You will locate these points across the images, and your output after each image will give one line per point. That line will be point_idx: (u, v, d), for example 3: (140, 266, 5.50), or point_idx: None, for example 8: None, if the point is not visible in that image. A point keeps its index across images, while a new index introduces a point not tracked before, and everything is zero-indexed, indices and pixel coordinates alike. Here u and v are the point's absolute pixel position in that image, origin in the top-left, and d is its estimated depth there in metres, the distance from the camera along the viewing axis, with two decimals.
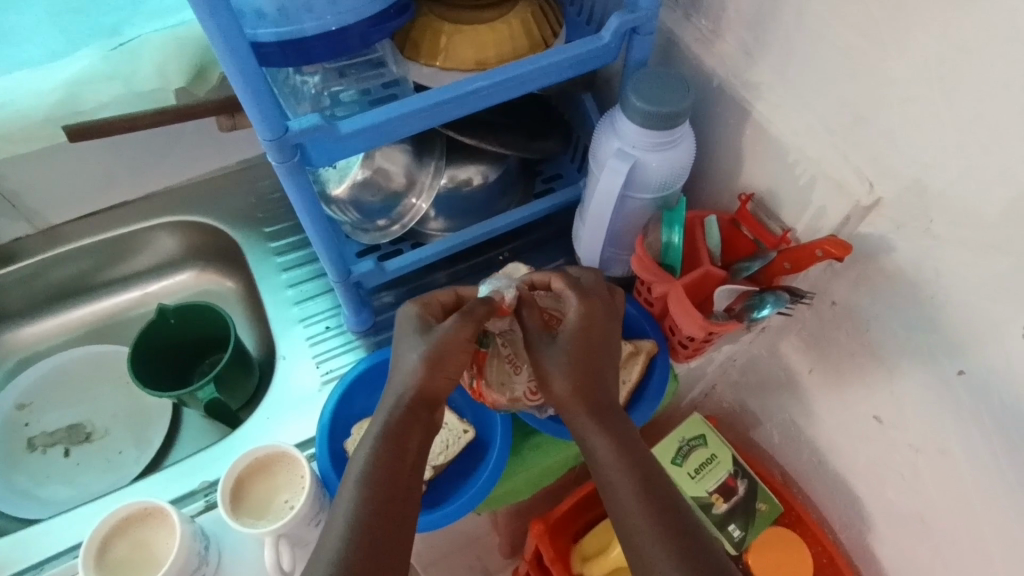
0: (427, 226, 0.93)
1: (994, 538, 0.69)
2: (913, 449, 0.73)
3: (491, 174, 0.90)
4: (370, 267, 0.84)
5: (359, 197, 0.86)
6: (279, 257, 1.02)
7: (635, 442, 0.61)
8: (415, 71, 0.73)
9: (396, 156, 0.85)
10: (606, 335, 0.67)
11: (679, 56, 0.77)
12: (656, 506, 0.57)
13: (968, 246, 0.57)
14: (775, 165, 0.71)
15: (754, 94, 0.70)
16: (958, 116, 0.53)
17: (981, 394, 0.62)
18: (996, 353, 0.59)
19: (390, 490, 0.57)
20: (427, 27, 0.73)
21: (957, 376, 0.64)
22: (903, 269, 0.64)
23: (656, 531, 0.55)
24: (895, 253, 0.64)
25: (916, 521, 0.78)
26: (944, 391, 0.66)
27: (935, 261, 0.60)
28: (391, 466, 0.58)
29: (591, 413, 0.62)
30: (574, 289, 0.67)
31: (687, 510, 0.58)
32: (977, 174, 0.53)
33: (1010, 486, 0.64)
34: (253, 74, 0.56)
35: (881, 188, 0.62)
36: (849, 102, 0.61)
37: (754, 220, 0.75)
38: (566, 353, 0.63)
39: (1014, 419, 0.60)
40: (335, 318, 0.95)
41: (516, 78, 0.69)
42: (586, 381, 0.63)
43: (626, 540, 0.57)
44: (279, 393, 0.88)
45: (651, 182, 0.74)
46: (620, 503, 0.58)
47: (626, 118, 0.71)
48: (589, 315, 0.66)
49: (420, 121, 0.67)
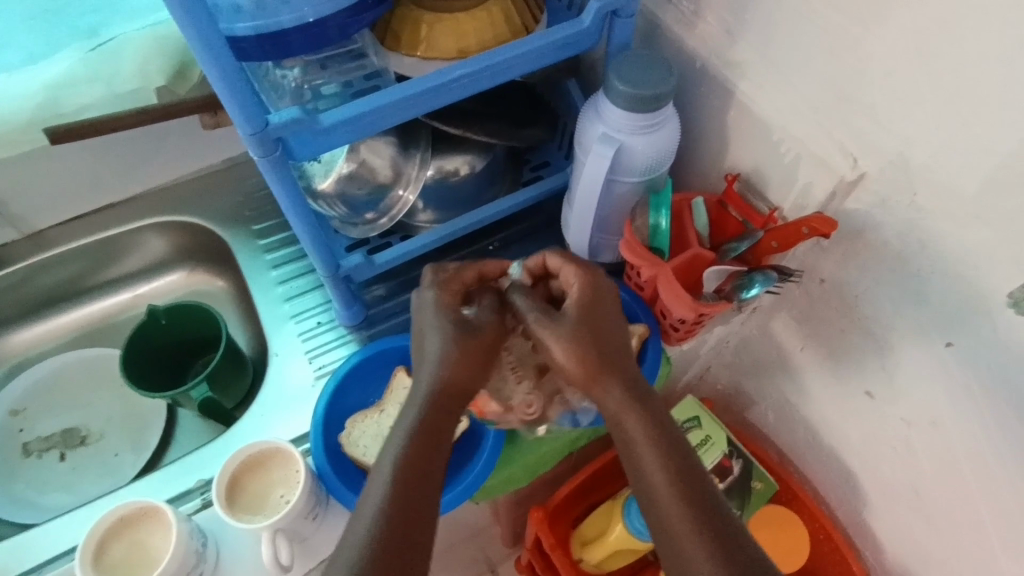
0: (415, 218, 0.93)
1: (987, 508, 0.69)
2: (905, 423, 0.73)
3: (478, 164, 0.90)
4: (359, 261, 0.84)
5: (345, 190, 0.86)
6: (268, 254, 1.02)
7: (664, 418, 0.61)
8: (396, 62, 0.73)
9: (381, 148, 0.84)
10: (609, 312, 0.66)
11: (661, 38, 0.77)
12: (684, 485, 0.58)
13: (952, 220, 0.57)
14: (760, 145, 0.71)
15: (736, 73, 0.70)
16: (939, 90, 0.53)
17: (970, 364, 0.62)
18: (984, 325, 0.59)
19: (412, 484, 0.57)
20: (407, 17, 0.72)
21: (946, 347, 0.64)
22: (889, 243, 0.64)
23: (683, 513, 0.56)
24: (881, 229, 0.64)
25: (909, 494, 0.79)
26: (935, 364, 0.66)
27: (922, 234, 0.60)
28: (415, 464, 0.58)
29: (622, 386, 0.61)
30: (574, 263, 0.68)
31: (716, 493, 0.58)
32: (959, 146, 0.53)
33: (1000, 455, 0.64)
34: (231, 71, 0.56)
35: (866, 162, 0.62)
36: (831, 78, 0.61)
37: (740, 200, 0.74)
38: (579, 327, 0.62)
39: (1002, 387, 0.61)
40: (326, 313, 0.95)
41: (497, 65, 0.69)
42: (603, 355, 0.61)
43: (653, 518, 0.58)
44: (273, 390, 0.88)
45: (636, 166, 0.74)
46: (648, 483, 0.59)
47: (609, 101, 0.71)
48: (592, 286, 0.67)
49: (403, 112, 0.67)
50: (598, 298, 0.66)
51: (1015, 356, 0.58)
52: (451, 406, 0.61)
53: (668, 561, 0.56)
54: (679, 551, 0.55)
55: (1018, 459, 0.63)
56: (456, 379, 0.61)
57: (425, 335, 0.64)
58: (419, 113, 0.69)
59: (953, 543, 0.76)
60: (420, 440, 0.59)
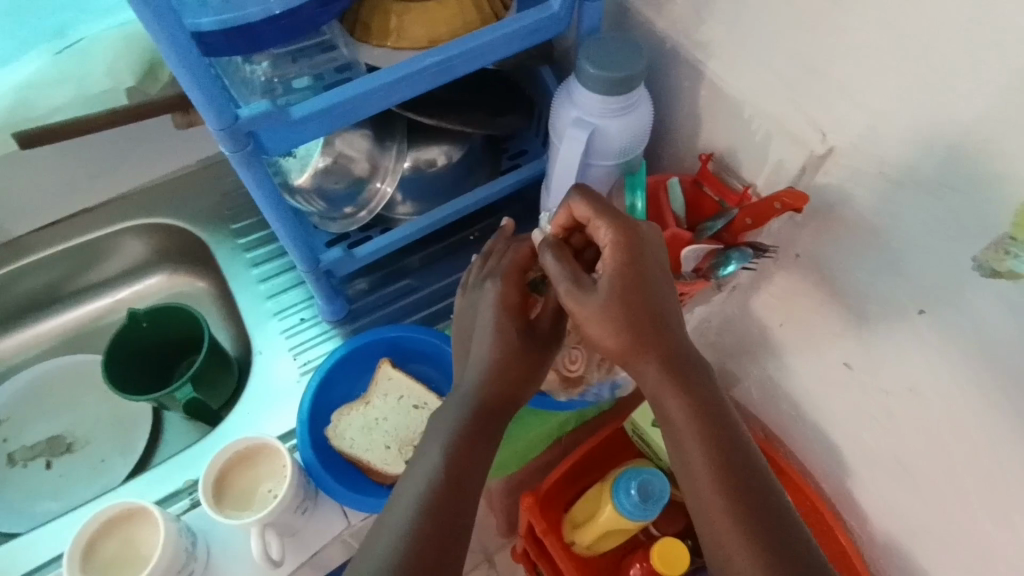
0: (394, 210, 0.93)
1: (962, 471, 0.71)
2: (884, 392, 0.75)
3: (455, 154, 0.90)
4: (339, 255, 0.84)
5: (323, 184, 0.85)
6: (248, 253, 1.01)
7: (708, 397, 0.61)
8: (367, 53, 0.73)
9: (357, 140, 0.84)
10: (648, 275, 0.61)
11: (632, 21, 0.77)
12: (724, 466, 0.58)
13: (921, 186, 0.58)
14: (732, 124, 0.72)
15: (706, 53, 0.71)
16: (902, 59, 0.53)
17: (942, 330, 0.64)
18: (954, 291, 0.60)
19: (450, 483, 0.59)
20: (375, 7, 0.72)
21: (919, 315, 0.65)
22: (860, 215, 0.65)
23: (721, 495, 0.57)
24: (851, 201, 0.65)
25: (890, 462, 0.80)
26: (909, 331, 0.67)
27: (891, 204, 0.61)
28: (453, 463, 0.60)
29: (660, 366, 0.60)
30: (604, 220, 0.63)
31: (757, 471, 0.59)
32: (922, 115, 0.54)
33: (975, 418, 0.66)
34: (196, 67, 0.55)
35: (835, 136, 0.62)
36: (798, 53, 0.61)
37: (716, 179, 0.76)
38: (615, 301, 0.60)
39: (974, 351, 0.62)
40: (309, 309, 0.94)
41: (467, 52, 0.69)
42: (642, 331, 0.60)
43: (691, 494, 0.59)
44: (259, 387, 0.88)
45: (611, 149, 0.74)
46: (687, 460, 0.60)
47: (581, 85, 0.71)
48: (628, 248, 0.62)
49: (375, 102, 0.67)
50: (638, 261, 0.61)
51: (983, 320, 0.59)
52: (497, 408, 0.65)
53: (704, 535, 0.58)
54: (714, 530, 0.57)
55: (990, 421, 0.64)
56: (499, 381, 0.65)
57: (476, 337, 0.68)
58: (388, 103, 0.68)
59: (934, 508, 0.78)
60: (466, 433, 0.62)
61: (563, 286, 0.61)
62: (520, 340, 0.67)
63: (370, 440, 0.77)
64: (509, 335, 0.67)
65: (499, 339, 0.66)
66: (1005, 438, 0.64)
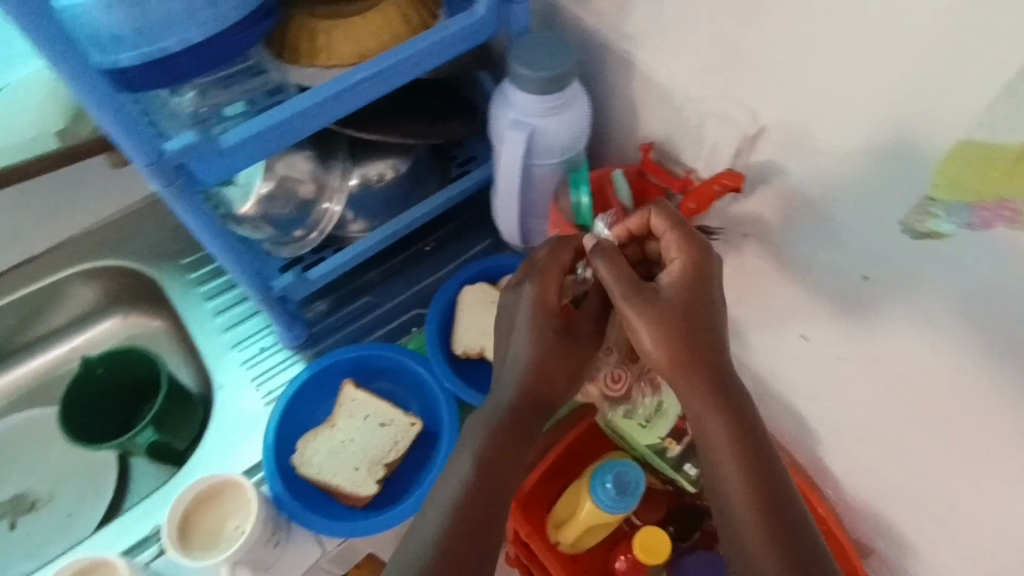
0: (347, 229, 0.90)
1: (922, 429, 0.72)
2: (841, 359, 0.76)
3: (401, 166, 0.88)
4: (291, 279, 0.82)
5: (268, 211, 0.84)
6: (201, 287, 0.99)
7: (749, 419, 0.63)
8: (297, 74, 0.72)
9: (299, 163, 0.83)
10: (710, 291, 0.62)
11: (561, 18, 0.77)
12: (756, 489, 0.60)
13: (849, 157, 0.59)
14: (668, 112, 0.73)
15: (634, 44, 0.72)
16: (814, 34, 0.54)
17: (886, 293, 0.65)
18: (891, 256, 0.62)
19: (478, 505, 0.61)
20: (302, 27, 0.72)
21: (863, 280, 0.67)
22: (797, 189, 0.66)
23: (753, 517, 0.59)
24: (787, 176, 0.66)
25: (855, 426, 0.82)
26: (856, 298, 0.69)
27: (823, 176, 0.62)
28: (481, 482, 0.63)
29: (704, 390, 0.62)
30: (672, 239, 0.63)
31: (789, 494, 0.61)
32: (838, 87, 0.55)
33: (927, 375, 0.67)
34: (116, 106, 0.54)
35: (762, 115, 0.63)
36: (718, 37, 0.62)
37: (658, 167, 0.76)
38: (672, 324, 0.61)
39: (917, 311, 0.63)
40: (268, 337, 0.93)
41: (398, 64, 0.68)
42: (693, 353, 0.61)
43: (720, 512, 0.62)
44: (223, 422, 0.86)
45: (552, 147, 0.75)
46: (720, 478, 0.62)
47: (516, 87, 0.72)
48: (690, 275, 0.62)
49: (307, 122, 0.66)
50: (699, 286, 0.62)
51: (921, 280, 0.60)
52: (531, 416, 0.67)
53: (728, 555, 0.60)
54: (741, 551, 0.59)
55: (941, 377, 0.66)
56: (532, 391, 0.67)
57: (513, 333, 0.68)
58: (320, 123, 0.67)
59: (900, 467, 0.79)
60: (499, 439, 0.65)
61: (617, 292, 0.62)
62: (556, 345, 0.68)
63: (337, 463, 0.77)
64: (547, 335, 0.68)
65: (536, 339, 0.67)
66: (956, 391, 0.66)
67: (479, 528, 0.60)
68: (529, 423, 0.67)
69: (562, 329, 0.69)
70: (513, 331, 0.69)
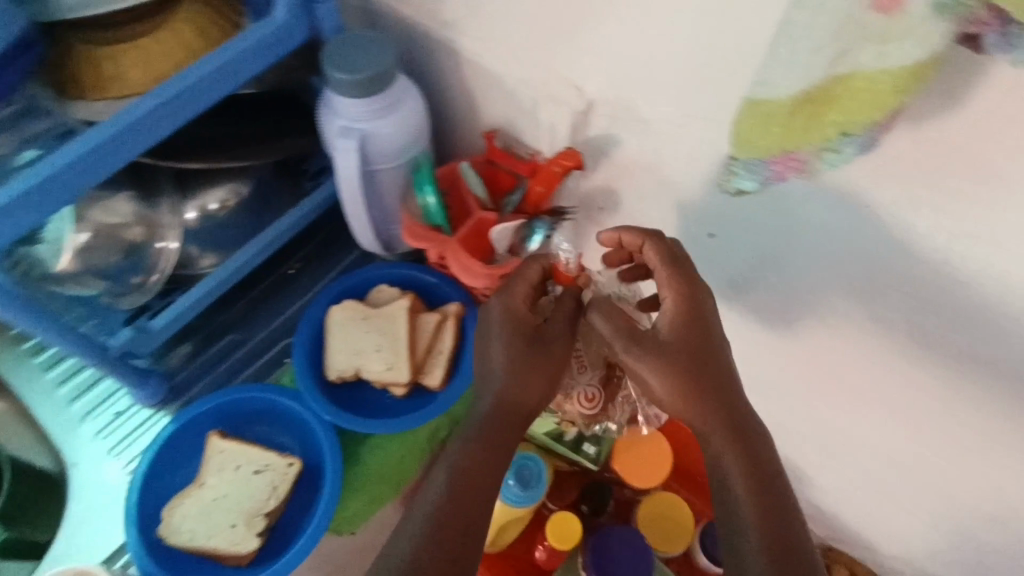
0: (196, 266, 0.82)
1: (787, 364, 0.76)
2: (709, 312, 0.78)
3: (243, 190, 0.80)
4: (130, 334, 0.76)
5: (92, 263, 0.76)
6: (36, 356, 0.92)
7: (767, 461, 0.57)
8: (81, 108, 0.64)
9: (118, 205, 0.75)
10: (711, 323, 0.60)
11: (379, 12, 0.73)
12: (777, 540, 0.53)
13: (666, 121, 0.58)
14: (503, 97, 0.71)
15: (455, 31, 0.68)
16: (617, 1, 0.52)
17: (731, 246, 0.66)
18: (727, 212, 0.62)
19: (454, 529, 0.56)
20: (79, 56, 0.64)
21: (709, 237, 0.68)
22: (634, 159, 0.65)
23: (768, 567, 0.52)
24: (623, 146, 0.65)
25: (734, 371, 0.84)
26: (707, 253, 0.70)
27: (654, 143, 0.62)
28: (453, 500, 0.57)
29: (719, 425, 0.57)
30: (665, 268, 0.60)
31: (809, 547, 0.53)
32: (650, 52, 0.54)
33: (784, 316, 0.70)
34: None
35: (588, 89, 0.62)
36: (532, 14, 0.60)
37: (504, 154, 0.75)
38: (675, 356, 0.58)
39: (761, 259, 0.65)
40: (121, 398, 0.88)
41: (195, 86, 0.62)
42: (697, 388, 0.58)
43: (731, 564, 0.54)
44: (86, 497, 0.85)
45: (388, 150, 0.72)
46: (737, 525, 0.55)
47: (335, 92, 0.68)
48: (691, 308, 0.59)
49: (97, 166, 0.59)
50: (700, 320, 0.59)
51: (756, 230, 0.62)
52: (510, 432, 0.62)
53: None
54: None
55: (794, 316, 0.69)
56: (509, 405, 0.63)
57: (488, 340, 0.65)
58: (129, 156, 0.61)
59: (779, 403, 0.83)
60: (480, 452, 0.60)
61: (617, 346, 0.61)
62: (533, 352, 0.64)
63: (211, 522, 0.77)
64: (522, 346, 0.64)
65: (512, 348, 0.64)
66: (809, 328, 0.68)
67: (450, 561, 0.54)
68: (506, 443, 0.62)
69: (541, 339, 0.65)
70: (490, 338, 0.65)
